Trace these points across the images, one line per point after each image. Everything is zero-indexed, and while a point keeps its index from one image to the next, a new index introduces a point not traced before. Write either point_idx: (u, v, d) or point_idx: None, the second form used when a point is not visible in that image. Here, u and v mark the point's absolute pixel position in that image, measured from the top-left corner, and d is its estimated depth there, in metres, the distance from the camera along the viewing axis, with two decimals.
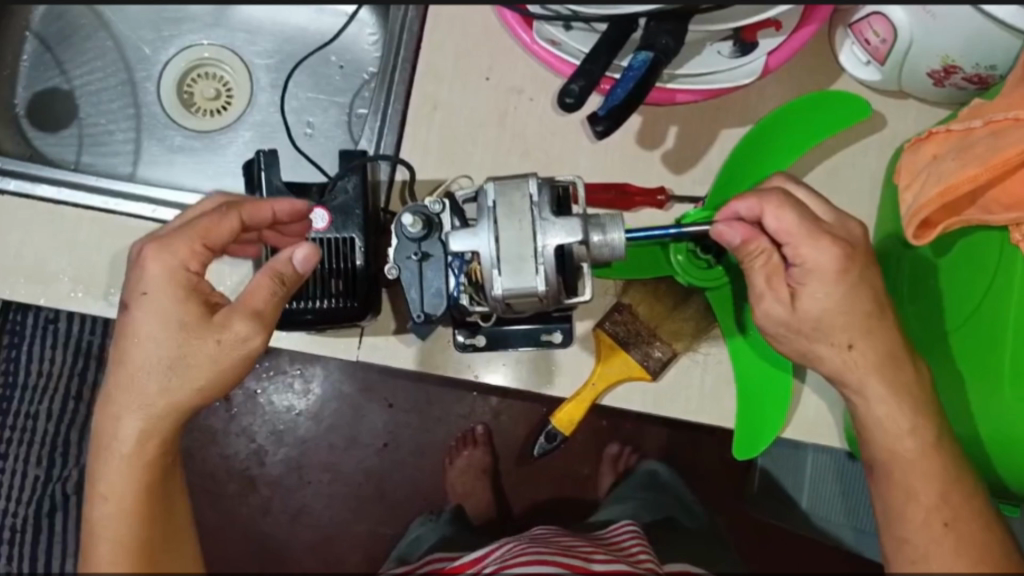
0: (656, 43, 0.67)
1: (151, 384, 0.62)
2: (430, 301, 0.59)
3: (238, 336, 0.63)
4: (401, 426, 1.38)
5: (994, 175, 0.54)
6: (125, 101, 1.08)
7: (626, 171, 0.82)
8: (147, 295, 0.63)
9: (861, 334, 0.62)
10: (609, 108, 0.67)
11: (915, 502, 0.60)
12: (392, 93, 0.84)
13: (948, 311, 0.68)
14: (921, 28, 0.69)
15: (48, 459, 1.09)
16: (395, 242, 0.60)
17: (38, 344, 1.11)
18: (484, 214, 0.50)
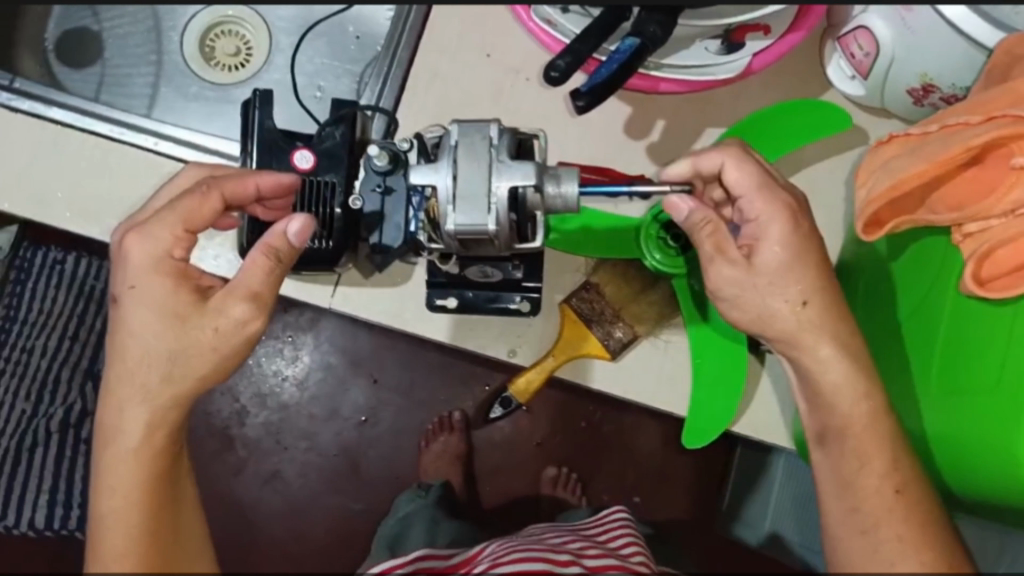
0: (644, 30, 0.70)
1: (152, 375, 0.61)
2: (390, 232, 0.74)
3: (237, 321, 0.62)
4: (384, 405, 1.39)
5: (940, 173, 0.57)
6: (149, 47, 1.12)
7: (611, 158, 0.85)
8: (135, 288, 0.62)
9: (814, 292, 0.64)
10: (592, 85, 0.70)
11: (868, 469, 0.60)
12: (396, 59, 0.87)
13: (903, 318, 0.69)
14: (901, 43, 0.72)
15: (37, 395, 1.10)
16: (363, 175, 0.73)
17: (42, 282, 1.15)
18: (444, 152, 0.53)
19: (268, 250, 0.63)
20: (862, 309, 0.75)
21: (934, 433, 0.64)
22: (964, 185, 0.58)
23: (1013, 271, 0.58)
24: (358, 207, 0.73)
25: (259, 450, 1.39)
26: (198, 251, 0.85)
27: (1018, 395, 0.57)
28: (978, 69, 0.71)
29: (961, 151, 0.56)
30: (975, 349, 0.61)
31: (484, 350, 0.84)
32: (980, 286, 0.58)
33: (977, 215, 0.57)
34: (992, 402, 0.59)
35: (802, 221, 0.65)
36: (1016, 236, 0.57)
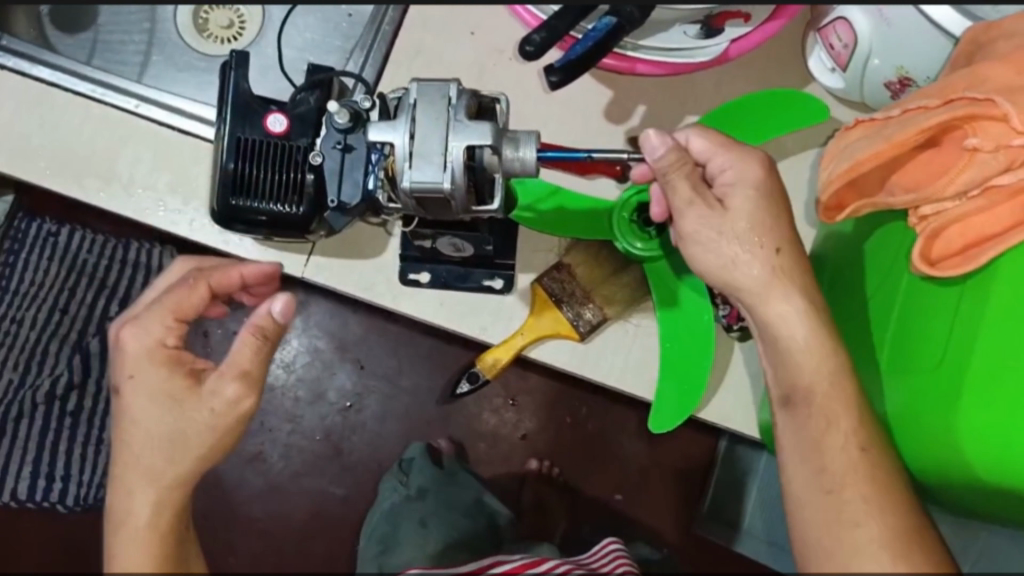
0: (622, 10, 0.71)
1: (155, 458, 0.61)
2: (348, 189, 0.72)
3: (230, 399, 0.62)
4: (369, 391, 1.38)
5: (894, 155, 0.59)
6: (142, 15, 1.12)
7: (589, 139, 0.85)
8: (133, 376, 0.62)
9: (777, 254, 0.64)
10: (566, 61, 0.72)
11: (833, 429, 0.60)
12: (380, 33, 0.87)
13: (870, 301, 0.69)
14: (879, 37, 0.72)
15: (25, 365, 1.12)
16: (325, 132, 0.72)
17: (36, 255, 1.15)
18: (403, 110, 0.57)
19: (252, 332, 0.63)
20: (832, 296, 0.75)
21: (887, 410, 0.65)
22: (919, 167, 0.60)
23: (961, 252, 0.59)
24: (318, 162, 0.73)
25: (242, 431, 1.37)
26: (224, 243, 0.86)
27: (956, 370, 0.58)
28: (944, 58, 0.71)
29: (914, 134, 0.58)
30: (920, 327, 0.62)
31: (455, 327, 0.84)
32: (929, 266, 0.59)
33: (929, 198, 0.59)
34: (931, 376, 0.60)
35: (767, 204, 0.65)
36: (966, 218, 0.58)
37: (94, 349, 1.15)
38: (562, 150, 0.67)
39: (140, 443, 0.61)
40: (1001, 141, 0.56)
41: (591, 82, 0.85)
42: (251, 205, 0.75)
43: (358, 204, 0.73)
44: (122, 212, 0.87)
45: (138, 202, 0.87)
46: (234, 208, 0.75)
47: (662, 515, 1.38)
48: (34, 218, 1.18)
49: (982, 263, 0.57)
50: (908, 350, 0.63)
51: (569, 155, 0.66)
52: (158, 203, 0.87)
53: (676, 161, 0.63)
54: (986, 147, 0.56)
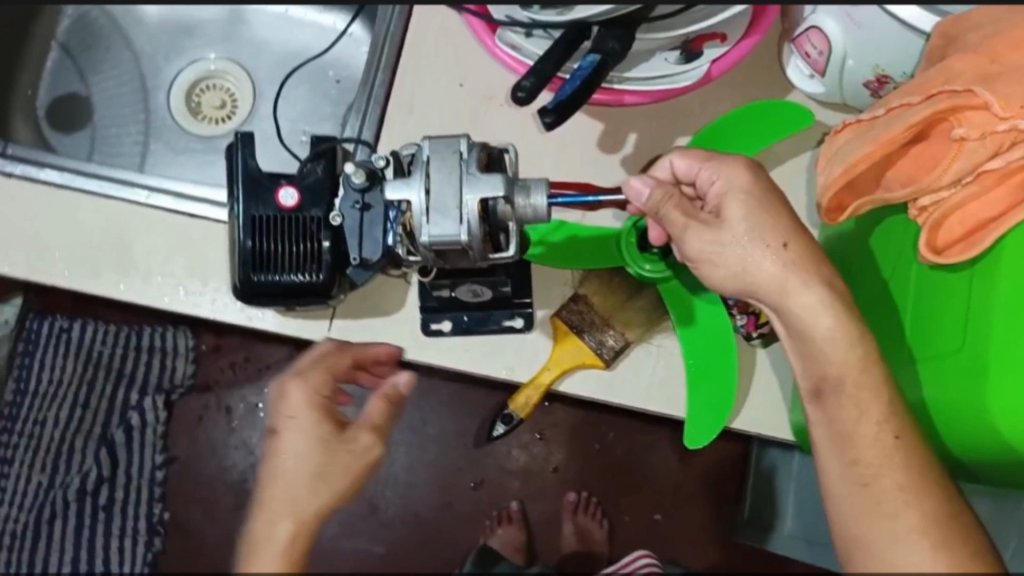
0: (604, 46, 0.75)
1: (294, 494, 0.61)
2: (369, 246, 0.76)
3: (365, 448, 0.64)
4: (396, 446, 1.39)
5: (886, 153, 0.62)
6: (136, 107, 1.16)
7: (588, 170, 0.88)
8: (293, 418, 0.63)
9: (798, 245, 0.65)
10: (558, 102, 0.75)
11: (862, 420, 0.62)
12: (373, 96, 0.90)
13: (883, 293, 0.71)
14: (852, 40, 0.75)
15: (51, 466, 1.24)
16: (342, 193, 0.76)
17: (51, 353, 1.27)
18: (417, 167, 0.59)
19: (385, 393, 0.65)
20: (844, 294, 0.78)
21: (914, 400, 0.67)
22: (911, 162, 0.63)
23: (964, 238, 0.61)
24: (337, 223, 0.76)
25: None
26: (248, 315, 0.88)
27: (977, 352, 0.60)
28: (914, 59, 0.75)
29: (903, 130, 0.61)
30: (936, 315, 0.64)
31: (482, 370, 0.86)
32: (936, 254, 0.61)
33: (927, 189, 0.61)
34: (954, 362, 0.62)
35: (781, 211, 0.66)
36: (963, 206, 0.60)
37: (117, 440, 1.27)
38: (573, 195, 0.70)
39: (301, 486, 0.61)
40: (986, 128, 0.59)
41: (582, 117, 0.88)
42: (275, 278, 0.77)
43: (381, 260, 0.76)
44: (142, 300, 0.89)
45: (159, 288, 0.89)
46: (257, 283, 0.77)
47: (702, 529, 1.38)
48: (44, 316, 1.29)
49: (987, 245, 0.59)
50: (927, 335, 0.65)
51: (584, 197, 0.69)
52: (177, 287, 0.89)
53: (667, 198, 0.66)
54: (972, 136, 0.60)
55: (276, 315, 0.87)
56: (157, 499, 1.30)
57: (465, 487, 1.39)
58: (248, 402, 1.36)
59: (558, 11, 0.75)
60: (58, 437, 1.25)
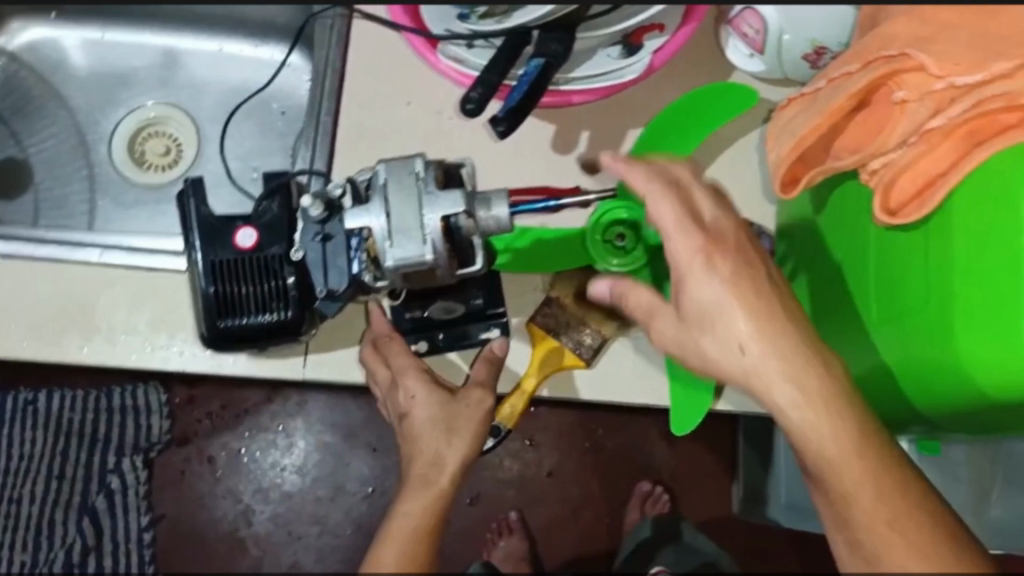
0: (547, 49, 0.78)
1: (429, 446, 0.68)
2: (334, 277, 0.73)
3: (481, 398, 0.72)
4: (386, 472, 1.35)
5: (834, 121, 0.63)
6: (78, 164, 1.13)
7: (546, 174, 0.88)
8: (415, 395, 0.72)
9: (751, 311, 0.56)
10: (506, 111, 0.77)
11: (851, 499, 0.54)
12: (320, 125, 0.89)
13: (842, 260, 0.72)
14: (784, 15, 0.77)
15: (33, 544, 1.21)
16: (302, 226, 0.73)
17: (19, 427, 1.22)
18: (375, 192, 0.58)
19: (486, 357, 0.77)
20: (805, 265, 0.79)
21: (890, 365, 0.66)
22: (858, 128, 0.63)
23: (916, 195, 0.60)
24: (300, 257, 0.74)
25: (272, 545, 1.35)
26: (218, 361, 0.86)
27: (941, 309, 0.60)
28: (849, 23, 0.76)
29: (846, 99, 0.62)
30: (901, 276, 0.64)
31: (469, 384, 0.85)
32: (890, 216, 0.61)
33: (873, 154, 0.62)
34: (925, 320, 0.62)
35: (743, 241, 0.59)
36: (910, 165, 0.60)
37: (100, 506, 1.24)
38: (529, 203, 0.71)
39: (437, 448, 0.68)
40: (924, 88, 0.59)
41: (533, 122, 0.89)
42: (242, 322, 0.75)
43: (347, 291, 0.73)
44: (108, 362, 0.86)
45: (124, 347, 0.86)
46: (225, 329, 0.75)
47: (699, 513, 1.39)
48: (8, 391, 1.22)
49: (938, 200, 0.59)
50: (890, 296, 0.65)
51: (529, 206, 0.70)
52: (143, 343, 0.87)
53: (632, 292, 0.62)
54: (913, 98, 0.60)
55: (248, 356, 0.85)
56: (147, 562, 1.27)
57: (461, 503, 1.38)
58: (231, 449, 1.34)
59: (495, 20, 0.81)
60: (36, 514, 1.22)
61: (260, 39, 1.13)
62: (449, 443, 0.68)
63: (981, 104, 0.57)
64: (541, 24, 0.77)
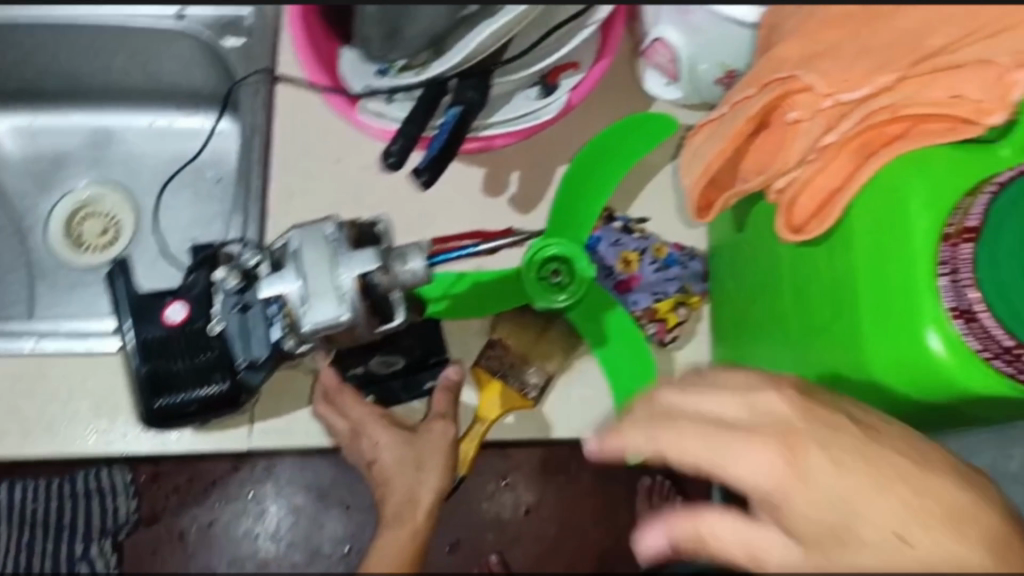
0: (464, 97, 0.79)
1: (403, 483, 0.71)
2: (257, 346, 0.72)
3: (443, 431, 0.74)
4: (360, 530, 1.33)
5: (737, 145, 0.64)
6: (14, 251, 1.11)
7: (479, 219, 0.89)
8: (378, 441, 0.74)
9: (836, 476, 0.48)
10: (428, 161, 0.77)
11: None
12: (250, 191, 0.90)
13: (760, 276, 0.73)
14: (693, 44, 0.79)
15: None
16: (222, 300, 0.73)
17: None
18: (289, 259, 0.58)
19: (445, 387, 0.78)
20: (730, 283, 0.80)
21: (804, 382, 0.67)
22: (760, 150, 0.65)
23: (818, 210, 0.62)
24: (221, 328, 0.73)
25: None
26: (164, 439, 0.85)
27: (847, 321, 0.61)
28: (749, 48, 0.78)
29: (745, 122, 0.63)
30: (812, 290, 0.65)
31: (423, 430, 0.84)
32: (796, 232, 0.62)
33: (778, 173, 0.62)
34: (834, 332, 0.63)
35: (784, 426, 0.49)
36: (809, 181, 0.61)
37: None
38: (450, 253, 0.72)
39: (411, 486, 0.71)
40: (815, 107, 0.61)
41: (461, 168, 0.90)
42: (177, 400, 0.74)
43: (270, 358, 0.72)
44: (52, 452, 0.85)
45: (68, 435, 0.85)
46: (161, 408, 0.74)
47: None
48: None
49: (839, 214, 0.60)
50: (803, 310, 0.66)
51: (458, 252, 0.72)
52: (87, 429, 0.85)
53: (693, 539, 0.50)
54: (805, 117, 0.62)
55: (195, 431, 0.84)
56: None
57: (442, 553, 1.36)
58: (200, 524, 1.30)
59: (415, 73, 0.81)
60: None
61: (190, 108, 1.13)
62: (421, 478, 0.71)
63: (871, 116, 0.59)
64: (458, 72, 0.79)
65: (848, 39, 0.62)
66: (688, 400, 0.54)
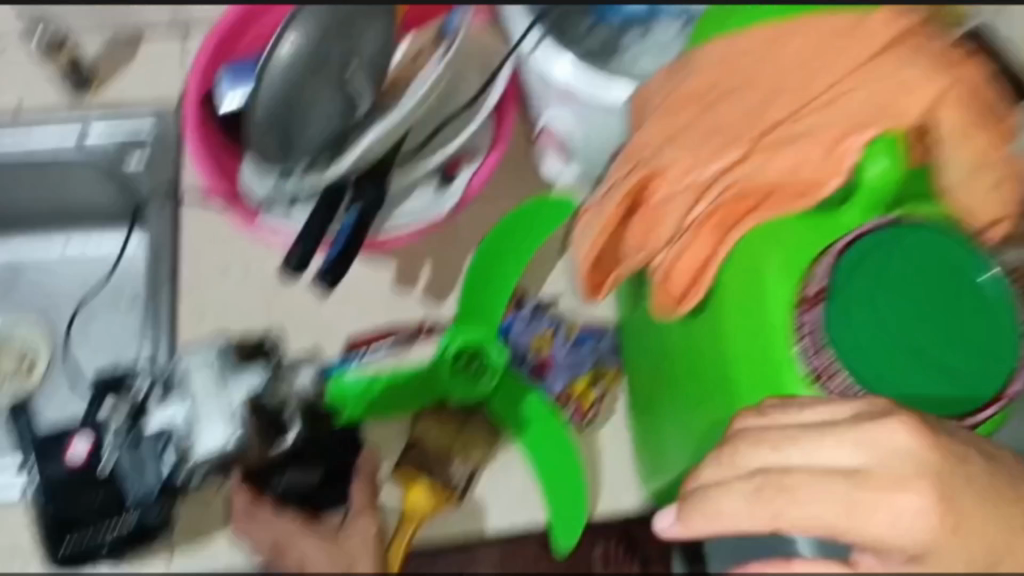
0: (363, 197, 0.80)
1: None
2: (150, 480, 0.76)
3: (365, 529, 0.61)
4: None
5: (616, 224, 0.66)
6: None
7: (393, 315, 0.89)
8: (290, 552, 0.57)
9: (949, 535, 0.47)
10: (329, 263, 0.79)
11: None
12: (160, 312, 0.88)
13: (656, 352, 0.75)
14: (584, 126, 0.82)
15: None
16: (115, 439, 0.79)
17: None
18: (180, 389, 0.73)
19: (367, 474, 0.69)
20: (635, 360, 0.82)
21: (696, 454, 0.68)
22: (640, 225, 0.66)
23: (694, 282, 0.63)
24: (113, 466, 0.78)
25: None
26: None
27: (728, 391, 0.63)
28: (623, 109, 0.78)
29: (620, 200, 0.65)
30: (699, 365, 0.67)
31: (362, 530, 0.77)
32: (678, 303, 0.64)
33: (655, 248, 0.64)
34: (718, 404, 0.64)
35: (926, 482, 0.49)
36: (681, 254, 0.63)
37: None
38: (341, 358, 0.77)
39: None
40: (683, 181, 0.63)
41: (371, 267, 0.90)
42: (85, 540, 0.77)
43: (163, 491, 0.76)
44: None
45: None
46: (69, 552, 0.78)
47: None
48: None
49: (705, 284, 0.63)
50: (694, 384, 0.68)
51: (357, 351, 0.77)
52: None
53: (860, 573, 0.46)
54: (674, 192, 0.63)
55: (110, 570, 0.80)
56: None
57: None
58: None
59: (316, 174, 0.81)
60: None
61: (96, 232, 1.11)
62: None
63: (732, 189, 0.62)
64: (360, 171, 0.80)
65: (701, 113, 0.64)
66: (791, 456, 0.51)
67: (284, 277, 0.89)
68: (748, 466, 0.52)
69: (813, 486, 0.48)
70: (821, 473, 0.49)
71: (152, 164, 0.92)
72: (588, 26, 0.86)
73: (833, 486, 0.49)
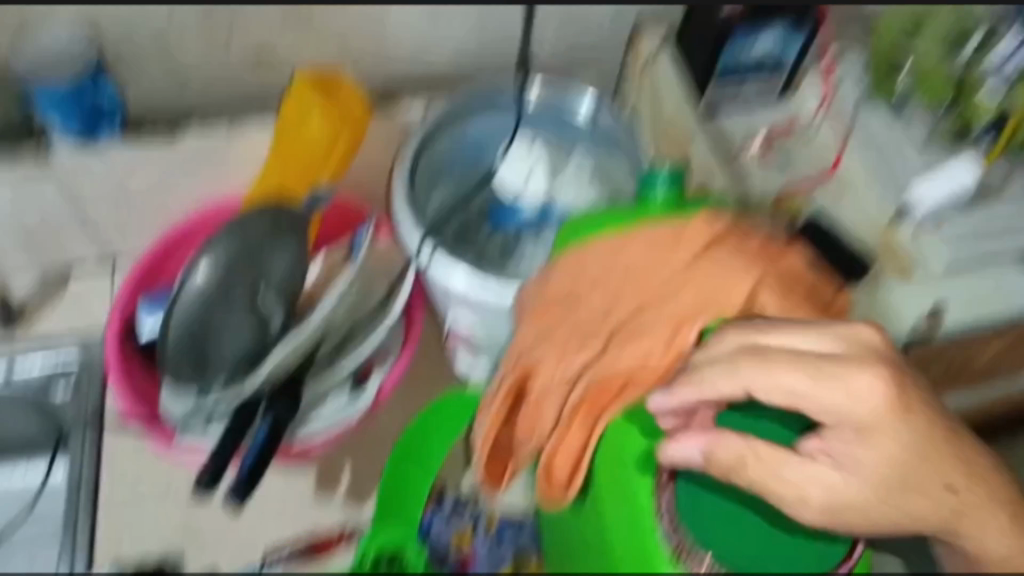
0: (274, 416, 0.81)
1: None
2: None
3: None
4: None
5: (501, 420, 0.71)
6: None
7: (311, 523, 0.89)
8: None
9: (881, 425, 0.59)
10: (241, 481, 0.81)
11: (997, 545, 0.63)
12: (76, 543, 0.86)
13: (562, 541, 0.77)
14: (489, 316, 0.84)
15: None
16: None
17: None
18: None
19: None
20: (555, 554, 0.81)
21: None
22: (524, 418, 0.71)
23: (575, 470, 0.66)
24: None
25: None
26: None
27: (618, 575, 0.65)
28: (510, 310, 0.83)
29: (499, 398, 0.71)
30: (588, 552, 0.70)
31: None
32: (564, 489, 0.67)
33: (541, 436, 0.69)
34: None
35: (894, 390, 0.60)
36: (558, 446, 0.66)
37: None
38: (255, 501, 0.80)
39: None
40: (553, 379, 0.69)
41: (290, 475, 0.91)
42: None
43: None
44: None
45: None
46: None
47: None
48: None
49: (586, 467, 0.66)
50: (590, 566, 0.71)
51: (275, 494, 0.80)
52: None
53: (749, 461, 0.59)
54: (546, 389, 0.69)
55: None
56: None
57: None
58: None
59: (225, 384, 0.82)
60: None
61: None
62: None
63: (592, 383, 0.67)
64: (273, 386, 0.82)
65: (563, 316, 0.71)
66: (772, 339, 0.61)
67: (195, 496, 0.88)
68: (738, 369, 0.60)
69: (840, 381, 0.59)
70: (818, 385, 0.59)
71: (78, 397, 0.93)
72: (487, 231, 0.89)
73: (816, 398, 0.59)
